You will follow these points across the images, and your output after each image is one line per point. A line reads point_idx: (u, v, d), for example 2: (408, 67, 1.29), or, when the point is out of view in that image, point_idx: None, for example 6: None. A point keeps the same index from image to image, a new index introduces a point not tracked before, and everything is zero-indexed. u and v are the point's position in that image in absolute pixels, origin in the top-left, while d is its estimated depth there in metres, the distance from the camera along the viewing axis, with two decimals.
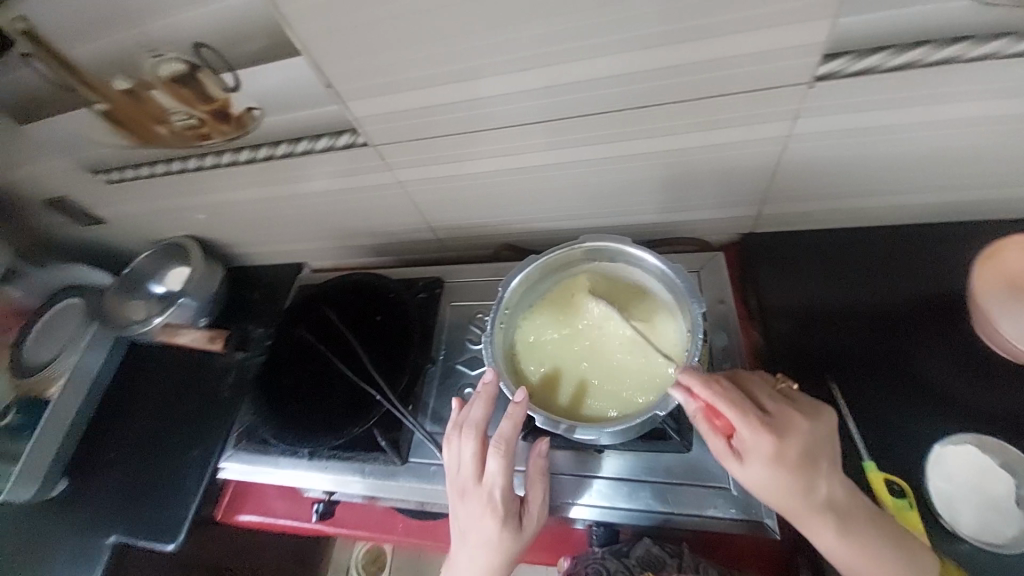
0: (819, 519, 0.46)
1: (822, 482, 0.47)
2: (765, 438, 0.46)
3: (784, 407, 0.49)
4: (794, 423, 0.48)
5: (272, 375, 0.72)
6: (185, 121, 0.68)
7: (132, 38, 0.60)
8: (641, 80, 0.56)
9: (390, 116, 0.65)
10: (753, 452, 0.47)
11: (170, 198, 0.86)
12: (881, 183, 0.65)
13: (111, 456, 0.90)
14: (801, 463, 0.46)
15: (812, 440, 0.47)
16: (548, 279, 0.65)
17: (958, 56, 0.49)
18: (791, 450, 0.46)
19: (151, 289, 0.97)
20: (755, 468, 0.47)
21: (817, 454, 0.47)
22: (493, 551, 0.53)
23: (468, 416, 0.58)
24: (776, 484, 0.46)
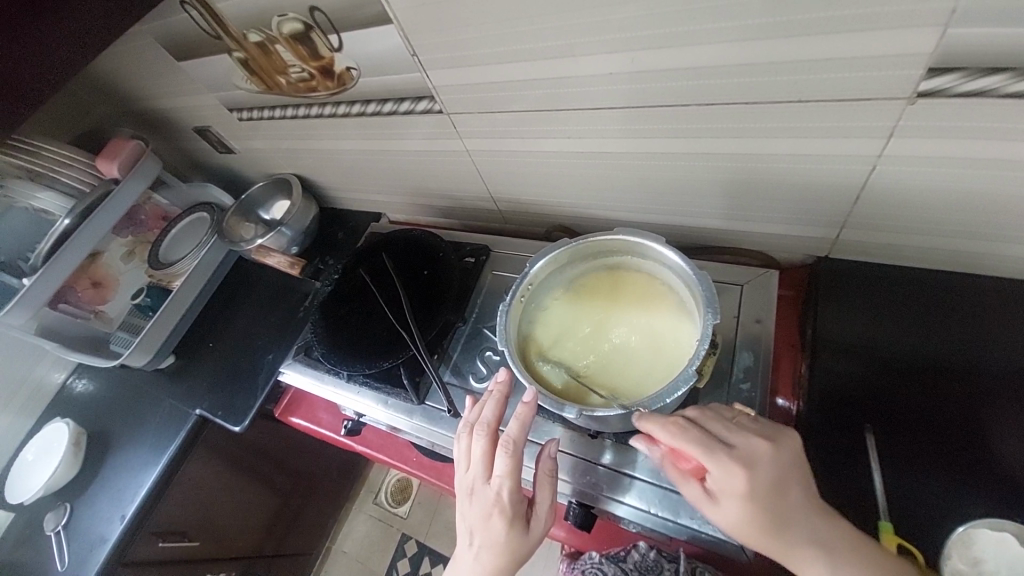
0: (807, 559, 0.45)
1: (800, 516, 0.45)
2: (729, 474, 0.46)
3: (743, 436, 0.48)
4: (756, 455, 0.46)
5: (331, 304, 0.82)
6: (300, 74, 0.78)
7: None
8: (718, 76, 0.54)
9: (468, 88, 0.69)
10: (725, 489, 0.46)
11: (283, 140, 1.00)
12: (990, 225, 0.56)
13: (209, 345, 1.11)
14: (772, 500, 0.45)
15: (778, 473, 0.46)
16: (576, 266, 0.66)
17: None
18: (759, 486, 0.45)
19: (260, 215, 1.15)
20: (729, 508, 0.46)
21: (790, 485, 0.46)
22: (499, 552, 0.53)
23: (482, 416, 0.59)
24: (755, 528, 0.45)
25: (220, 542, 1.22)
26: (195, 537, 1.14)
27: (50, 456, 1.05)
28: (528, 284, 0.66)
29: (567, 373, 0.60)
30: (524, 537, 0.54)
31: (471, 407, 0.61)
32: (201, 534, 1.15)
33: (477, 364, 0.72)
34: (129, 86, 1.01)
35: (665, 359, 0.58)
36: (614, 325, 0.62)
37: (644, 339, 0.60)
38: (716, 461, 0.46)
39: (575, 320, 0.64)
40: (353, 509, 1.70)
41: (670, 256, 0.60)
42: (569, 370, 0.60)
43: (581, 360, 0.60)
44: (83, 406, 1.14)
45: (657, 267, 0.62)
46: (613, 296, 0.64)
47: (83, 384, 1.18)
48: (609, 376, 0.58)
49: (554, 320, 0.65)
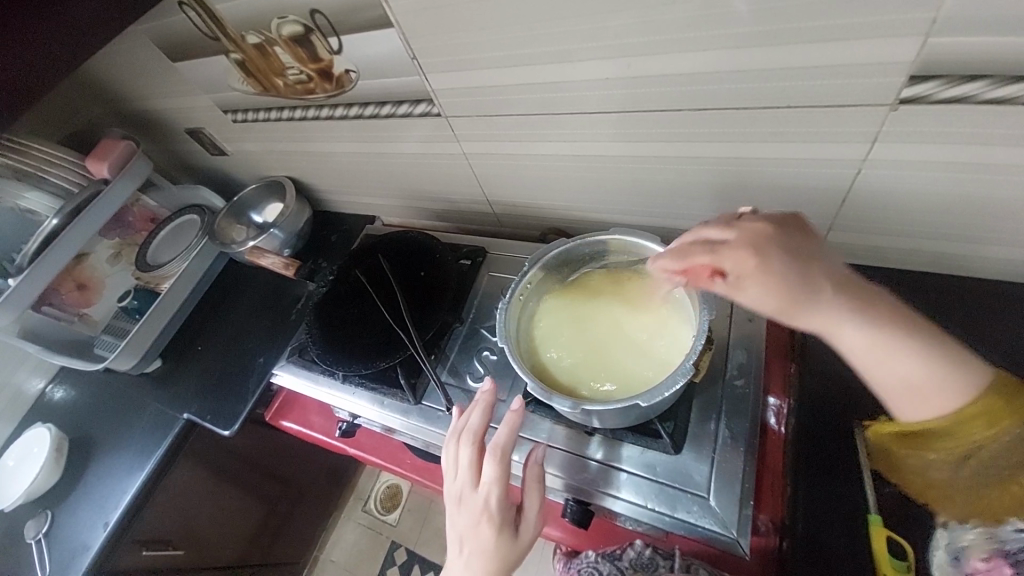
0: (840, 323, 0.48)
1: (823, 282, 0.48)
2: (742, 256, 0.49)
3: (741, 227, 0.50)
4: (759, 233, 0.49)
5: (326, 305, 0.82)
6: (298, 76, 0.78)
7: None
8: (710, 82, 0.56)
9: (466, 92, 0.70)
10: (743, 273, 0.49)
11: (277, 142, 1.00)
12: (967, 229, 0.59)
13: (198, 348, 1.09)
14: (791, 272, 0.48)
15: (787, 244, 0.49)
16: (574, 264, 0.67)
17: None
18: (774, 261, 0.47)
19: (252, 218, 1.14)
20: (753, 289, 0.48)
21: (803, 256, 0.48)
22: (489, 559, 0.53)
23: (467, 425, 0.60)
24: (781, 302, 0.48)
25: (205, 551, 1.19)
26: (180, 546, 1.10)
27: (29, 464, 1.02)
28: (527, 283, 0.66)
29: (564, 365, 0.61)
30: (513, 541, 0.54)
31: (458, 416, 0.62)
32: (186, 542, 1.12)
33: (474, 364, 0.72)
34: (121, 86, 1.00)
35: (661, 352, 0.59)
36: (609, 318, 0.63)
37: (638, 333, 0.61)
38: (726, 253, 0.49)
39: (570, 312, 0.65)
40: (342, 517, 1.67)
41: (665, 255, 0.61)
42: (566, 361, 0.61)
43: (583, 354, 0.61)
44: (63, 412, 1.11)
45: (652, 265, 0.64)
46: (608, 293, 0.65)
47: (63, 392, 1.15)
48: (606, 367, 0.59)
49: (550, 311, 0.65)
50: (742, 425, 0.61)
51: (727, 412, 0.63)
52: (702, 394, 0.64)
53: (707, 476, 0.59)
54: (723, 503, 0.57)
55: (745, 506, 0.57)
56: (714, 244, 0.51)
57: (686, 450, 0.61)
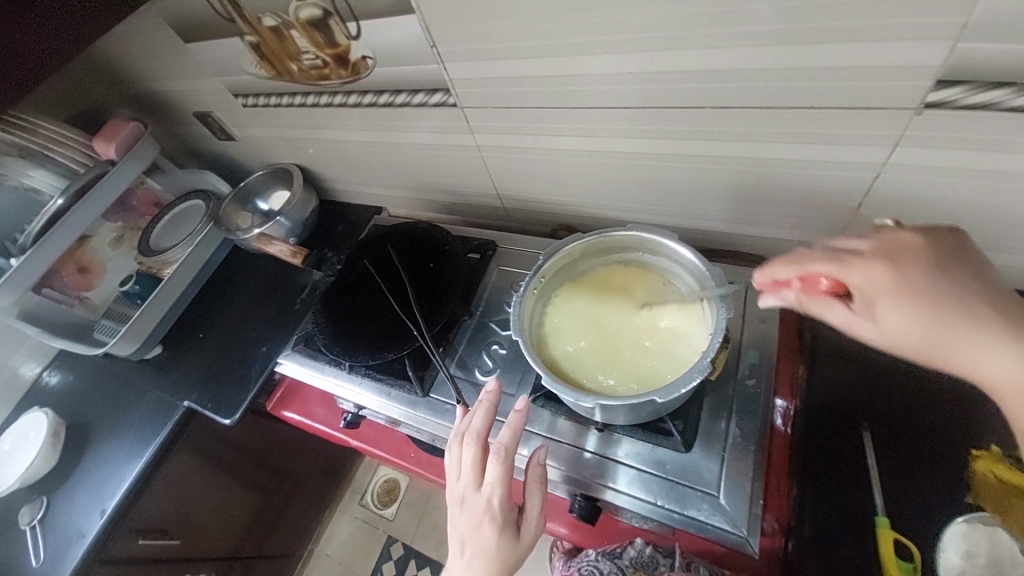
0: (994, 353, 0.46)
1: (974, 307, 0.47)
2: (870, 273, 0.51)
3: (879, 243, 0.52)
4: (896, 250, 0.51)
5: (334, 294, 0.81)
6: (313, 61, 0.77)
7: None
8: (732, 80, 0.56)
9: (484, 83, 0.70)
10: (871, 291, 0.51)
11: (287, 128, 0.99)
12: (983, 237, 0.59)
13: (199, 336, 1.08)
14: (928, 290, 0.48)
15: (931, 260, 0.50)
16: (588, 260, 0.67)
17: None
18: (909, 277, 0.49)
19: (258, 205, 1.13)
20: (884, 311, 0.50)
21: (945, 274, 0.49)
22: (491, 561, 0.52)
23: (471, 424, 0.58)
24: (918, 324, 0.48)
25: (200, 541, 1.18)
26: (176, 534, 1.09)
27: (26, 448, 1.00)
28: (541, 276, 0.65)
29: (577, 360, 0.60)
30: (515, 543, 0.53)
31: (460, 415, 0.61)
32: (182, 531, 1.11)
33: (483, 358, 0.72)
34: (130, 67, 0.99)
35: (676, 351, 0.58)
36: (623, 315, 0.62)
37: (651, 331, 0.60)
38: (853, 268, 0.51)
39: (584, 307, 0.64)
40: (338, 510, 1.66)
41: (682, 252, 0.60)
42: (578, 356, 0.60)
43: (596, 350, 0.60)
44: (61, 397, 1.10)
45: (668, 262, 0.63)
46: (622, 289, 0.64)
47: (60, 377, 1.13)
48: (618, 364, 0.59)
49: (564, 306, 0.65)
50: (752, 425, 0.61)
51: (738, 411, 0.63)
52: (712, 393, 0.64)
53: (716, 475, 0.59)
54: (734, 502, 0.57)
55: (754, 505, 0.57)
56: (842, 259, 0.53)
57: (696, 448, 0.61)
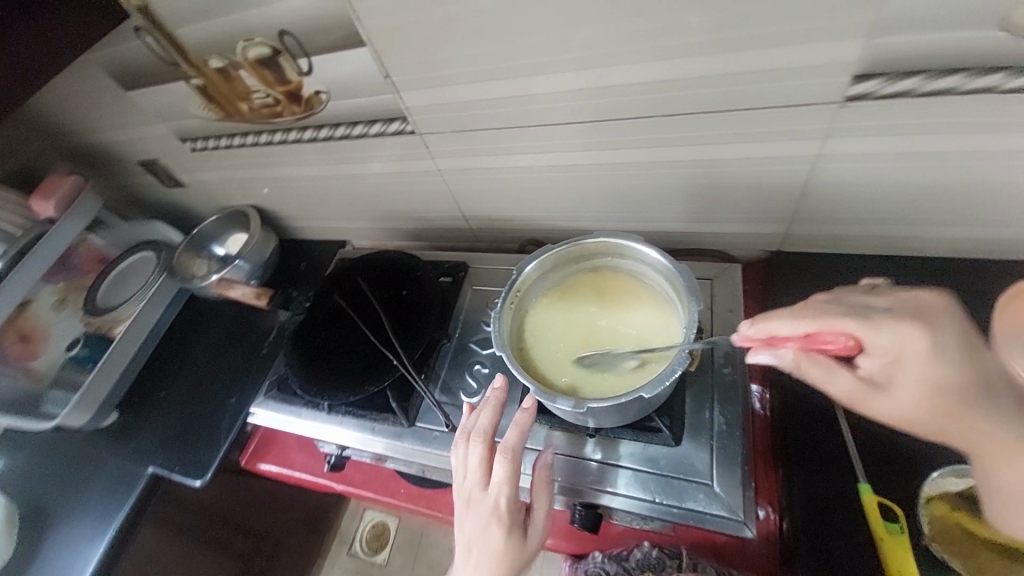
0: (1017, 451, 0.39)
1: (1006, 393, 0.40)
2: (897, 335, 0.43)
3: (909, 302, 0.45)
4: (925, 314, 0.44)
5: (304, 333, 0.79)
6: (264, 100, 0.76)
7: (228, 24, 0.66)
8: (675, 89, 0.60)
9: (440, 108, 0.71)
10: (890, 361, 0.44)
11: (241, 169, 0.97)
12: (913, 213, 0.65)
13: (160, 395, 1.01)
14: (961, 367, 0.41)
15: (967, 334, 0.42)
16: (560, 269, 0.67)
17: (993, 86, 0.49)
18: (945, 351, 0.42)
19: (213, 250, 1.09)
20: (906, 384, 0.43)
21: (983, 350, 0.42)
22: (499, 563, 0.51)
23: (477, 425, 0.58)
24: (938, 402, 0.42)
25: None
26: None
27: None
28: (515, 291, 0.66)
29: (558, 369, 0.60)
30: (521, 545, 0.53)
31: (468, 414, 0.61)
32: None
33: (466, 380, 0.71)
34: (66, 119, 0.95)
35: (654, 350, 0.59)
36: (600, 320, 0.63)
37: (629, 333, 0.62)
38: (878, 331, 0.44)
39: (561, 317, 0.65)
40: (325, 566, 1.56)
41: (648, 253, 0.61)
42: (560, 365, 0.61)
43: (577, 357, 0.61)
44: None
45: (637, 264, 0.64)
46: (596, 296, 0.65)
47: None
48: (600, 369, 0.60)
49: (541, 318, 0.66)
50: (736, 412, 0.63)
51: (719, 399, 0.64)
52: (694, 385, 0.66)
53: (708, 464, 0.60)
54: (728, 489, 0.58)
55: (748, 489, 0.58)
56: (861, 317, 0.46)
57: (685, 441, 0.62)
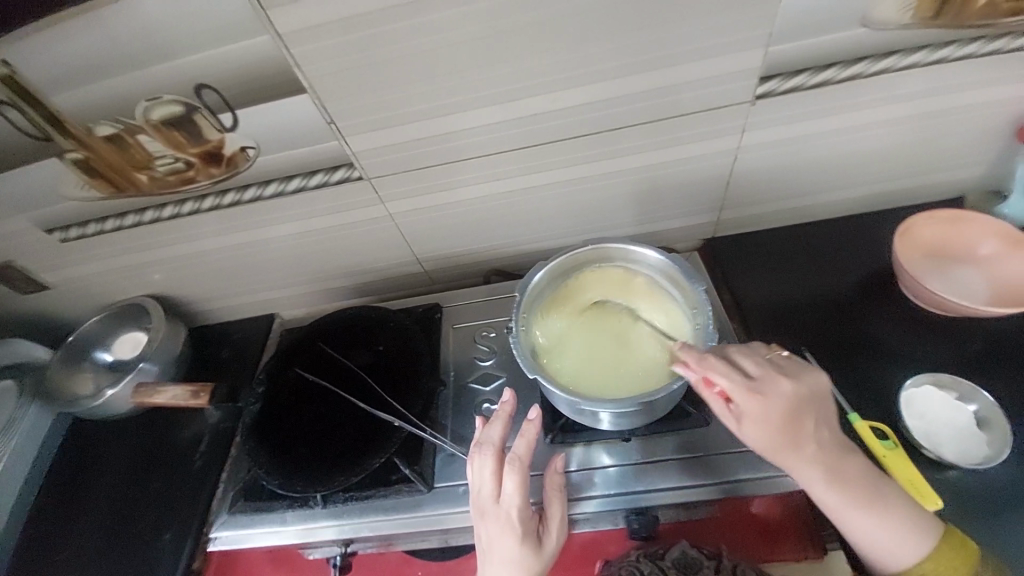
0: (815, 478, 0.52)
1: (814, 443, 0.52)
2: (750, 401, 0.52)
3: (773, 371, 0.54)
4: (778, 382, 0.52)
5: (272, 421, 0.68)
6: (171, 164, 0.67)
7: (127, 83, 0.59)
8: (618, 105, 0.66)
9: (388, 149, 0.68)
10: (745, 414, 0.52)
11: (132, 254, 0.81)
12: (809, 184, 0.79)
13: (56, 557, 0.75)
14: (786, 423, 0.51)
15: (799, 400, 0.52)
16: (557, 282, 0.68)
17: (830, 79, 0.65)
18: (777, 411, 0.51)
19: (99, 357, 0.88)
20: (749, 428, 0.52)
21: (803, 415, 0.52)
22: (517, 571, 0.52)
23: (487, 435, 0.57)
24: (768, 443, 0.52)
25: None
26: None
27: None
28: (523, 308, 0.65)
29: (586, 375, 0.60)
30: (536, 553, 0.53)
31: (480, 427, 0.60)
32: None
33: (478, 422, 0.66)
34: None
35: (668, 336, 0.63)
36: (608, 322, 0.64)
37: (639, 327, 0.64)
38: (739, 390, 0.52)
39: (570, 326, 0.65)
40: None
41: (642, 252, 0.65)
42: (586, 371, 0.61)
43: (599, 360, 0.61)
44: None
45: (631, 264, 0.67)
46: (596, 299, 0.67)
47: None
48: (626, 365, 0.61)
49: (551, 329, 0.64)
50: None
51: None
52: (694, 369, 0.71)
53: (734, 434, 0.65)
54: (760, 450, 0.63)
55: None
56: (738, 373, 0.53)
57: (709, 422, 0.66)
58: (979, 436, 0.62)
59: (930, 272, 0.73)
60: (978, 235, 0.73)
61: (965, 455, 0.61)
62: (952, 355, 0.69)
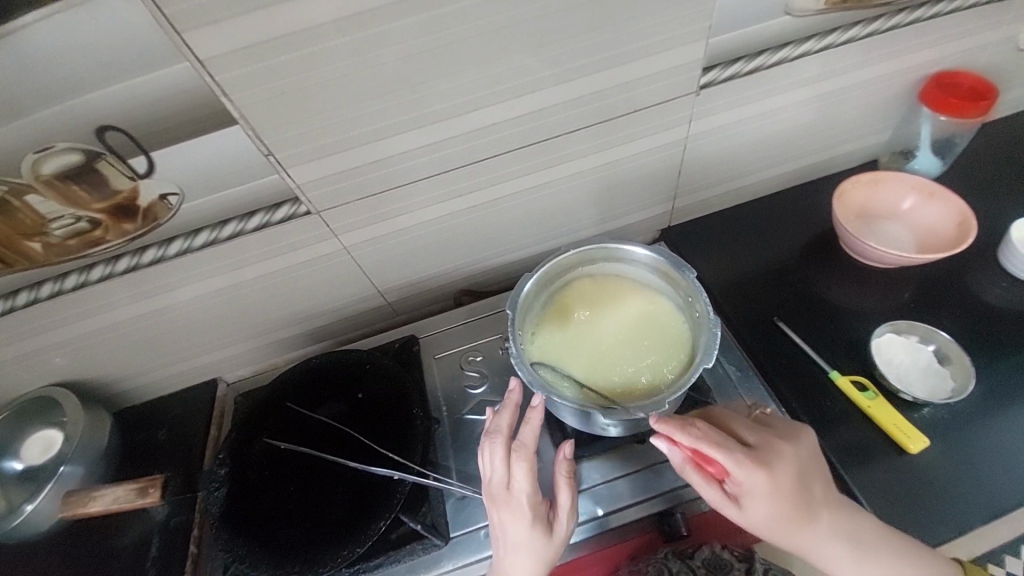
0: (812, 535, 0.52)
1: (812, 506, 0.52)
2: (756, 476, 0.50)
3: (765, 438, 0.53)
4: (774, 453, 0.52)
5: (250, 503, 0.59)
6: (70, 225, 0.56)
7: (7, 133, 0.49)
8: (573, 108, 0.65)
9: (337, 177, 0.61)
10: (749, 491, 0.50)
11: (28, 337, 0.67)
12: (750, 165, 0.84)
13: None
14: (787, 492, 0.51)
15: (796, 467, 0.52)
16: (546, 292, 0.66)
17: (763, 64, 0.69)
18: (779, 483, 0.50)
19: (6, 468, 0.72)
20: (753, 506, 0.50)
21: (801, 480, 0.52)
22: (525, 556, 0.51)
23: (495, 424, 0.55)
24: (772, 517, 0.51)
25: None
26: None
27: None
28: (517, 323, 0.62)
29: (596, 386, 0.59)
30: (547, 541, 0.51)
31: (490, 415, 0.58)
32: None
33: None
34: None
35: (670, 332, 0.63)
36: (607, 326, 0.64)
37: (639, 326, 0.64)
38: (744, 469, 0.50)
39: (569, 337, 0.63)
40: None
41: (629, 249, 0.65)
42: (595, 381, 0.59)
43: (607, 368, 0.60)
44: None
45: (619, 264, 0.67)
46: (590, 305, 0.66)
47: None
48: (634, 369, 0.60)
49: (552, 342, 0.63)
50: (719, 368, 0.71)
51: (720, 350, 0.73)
52: None
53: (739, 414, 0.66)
54: None
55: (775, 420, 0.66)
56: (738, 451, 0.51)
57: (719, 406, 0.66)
58: (942, 371, 0.68)
59: (867, 230, 0.80)
60: (900, 192, 0.81)
61: (934, 393, 0.67)
62: (899, 303, 0.76)
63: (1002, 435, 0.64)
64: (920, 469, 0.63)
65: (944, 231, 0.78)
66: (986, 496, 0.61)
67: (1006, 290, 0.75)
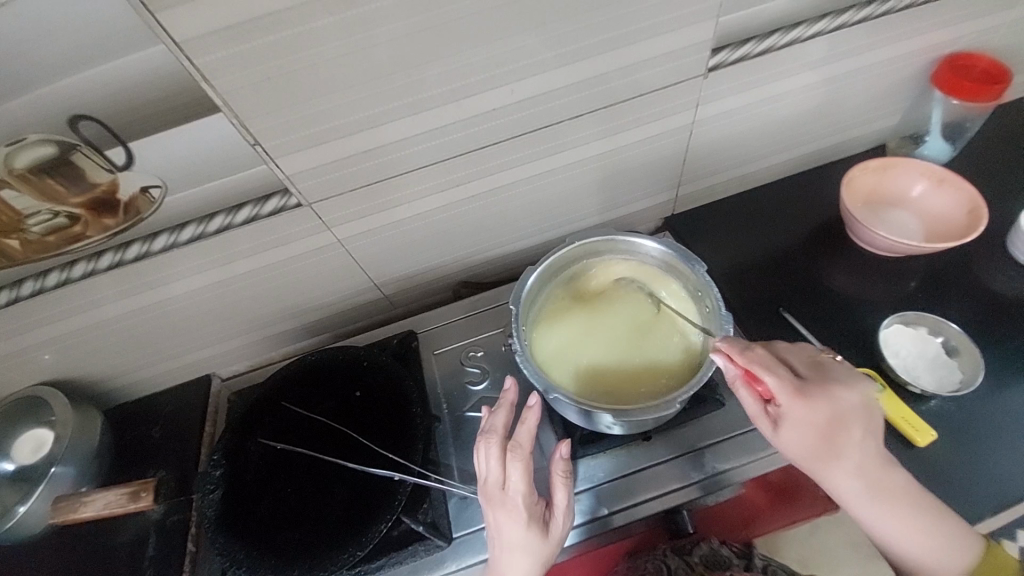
0: (846, 480, 0.51)
1: (853, 450, 0.51)
2: (796, 403, 0.50)
3: (820, 374, 0.52)
4: (827, 389, 0.51)
5: (247, 506, 0.58)
6: (47, 221, 0.53)
7: None
8: (575, 92, 0.62)
9: (328, 167, 0.59)
10: (787, 415, 0.51)
11: (10, 336, 0.64)
12: (756, 150, 0.81)
13: None
14: (828, 429, 0.50)
15: (846, 408, 0.51)
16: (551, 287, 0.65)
17: (774, 45, 0.66)
18: (820, 416, 0.50)
19: None
20: (789, 431, 0.51)
21: (849, 422, 0.51)
22: (521, 556, 0.49)
23: (491, 423, 0.53)
24: (806, 448, 0.51)
25: None
26: None
27: None
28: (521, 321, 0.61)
29: (608, 383, 0.58)
30: (543, 541, 0.50)
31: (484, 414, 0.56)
32: None
33: None
34: None
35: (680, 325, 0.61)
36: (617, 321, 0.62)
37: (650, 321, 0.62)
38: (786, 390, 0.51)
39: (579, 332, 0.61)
40: None
41: (634, 242, 0.64)
42: (605, 378, 0.58)
43: (619, 364, 0.59)
44: None
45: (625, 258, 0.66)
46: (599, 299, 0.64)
47: None
48: (646, 364, 0.59)
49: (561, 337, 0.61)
50: None
51: None
52: None
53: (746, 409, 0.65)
54: None
55: None
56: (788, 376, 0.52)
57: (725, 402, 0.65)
58: (949, 362, 0.67)
59: (875, 217, 0.78)
60: (909, 178, 0.79)
61: (942, 385, 0.65)
62: (907, 293, 0.75)
63: (1010, 426, 0.63)
64: (927, 462, 0.62)
65: (953, 217, 0.76)
66: (993, 488, 0.60)
67: (1014, 278, 0.74)
